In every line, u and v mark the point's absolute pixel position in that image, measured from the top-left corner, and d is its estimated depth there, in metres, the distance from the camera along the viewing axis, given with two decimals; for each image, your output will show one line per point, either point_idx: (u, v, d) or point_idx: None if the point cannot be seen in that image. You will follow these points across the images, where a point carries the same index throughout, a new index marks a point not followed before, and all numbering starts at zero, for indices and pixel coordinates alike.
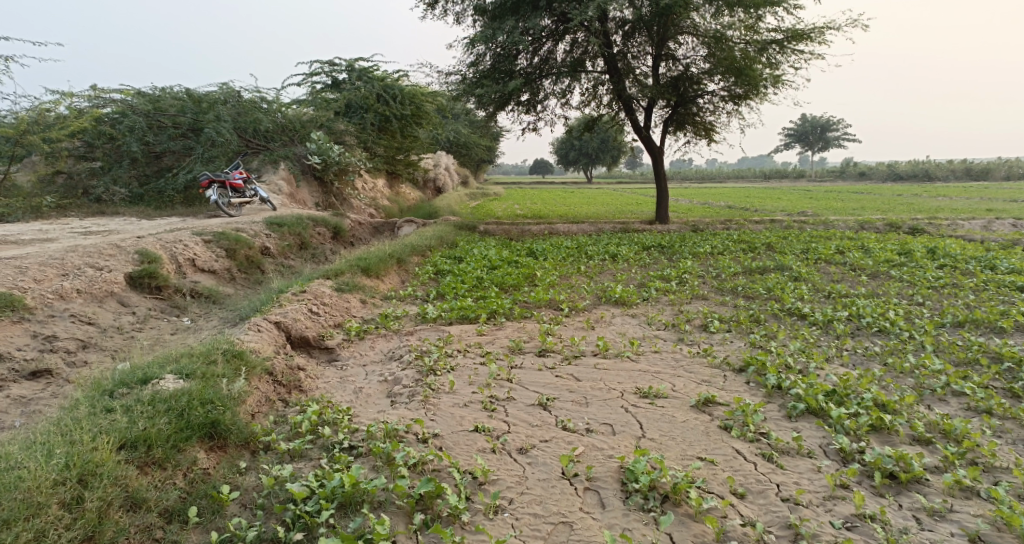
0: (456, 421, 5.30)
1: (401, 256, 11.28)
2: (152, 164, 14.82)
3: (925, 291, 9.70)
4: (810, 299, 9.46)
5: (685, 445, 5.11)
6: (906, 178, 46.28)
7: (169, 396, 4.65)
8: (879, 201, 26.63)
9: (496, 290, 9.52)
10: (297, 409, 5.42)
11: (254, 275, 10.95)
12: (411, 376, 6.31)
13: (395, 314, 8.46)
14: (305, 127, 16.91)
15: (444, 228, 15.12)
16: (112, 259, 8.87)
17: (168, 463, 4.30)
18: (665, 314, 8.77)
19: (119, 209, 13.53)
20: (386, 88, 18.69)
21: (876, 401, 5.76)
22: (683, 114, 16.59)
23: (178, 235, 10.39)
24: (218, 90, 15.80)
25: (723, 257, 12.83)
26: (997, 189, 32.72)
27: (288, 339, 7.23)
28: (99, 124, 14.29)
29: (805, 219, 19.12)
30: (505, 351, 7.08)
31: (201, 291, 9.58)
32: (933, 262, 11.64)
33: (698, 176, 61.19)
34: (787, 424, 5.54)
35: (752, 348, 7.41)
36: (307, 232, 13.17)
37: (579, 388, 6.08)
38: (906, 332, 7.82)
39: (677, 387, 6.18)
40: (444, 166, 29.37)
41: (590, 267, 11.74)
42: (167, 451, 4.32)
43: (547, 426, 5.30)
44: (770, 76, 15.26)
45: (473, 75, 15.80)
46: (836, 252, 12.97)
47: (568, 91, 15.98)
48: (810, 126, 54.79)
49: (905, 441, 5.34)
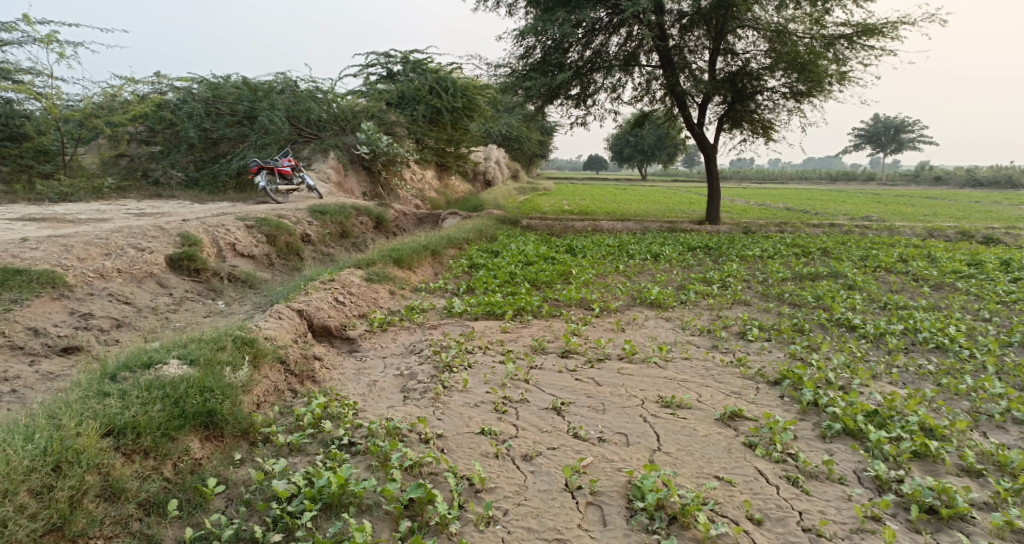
0: (464, 422, 5.12)
1: (437, 248, 11.15)
2: (209, 150, 15.06)
3: (992, 306, 9.02)
4: (862, 310, 8.91)
5: (702, 461, 4.82)
6: (985, 184, 43.87)
7: (167, 382, 4.64)
8: (953, 209, 25.28)
9: (528, 287, 9.28)
10: (304, 401, 5.33)
11: (293, 262, 10.97)
12: (427, 372, 6.15)
13: (422, 307, 8.32)
14: (358, 117, 16.96)
15: (486, 222, 14.95)
16: (155, 240, 8.98)
17: (156, 452, 4.29)
18: (702, 320, 8.38)
19: (174, 191, 13.78)
20: (440, 80, 18.52)
21: (921, 424, 5.31)
22: (740, 111, 15.96)
23: (222, 219, 10.49)
24: (276, 78, 15.99)
25: (773, 261, 12.28)
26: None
27: (310, 328, 7.15)
28: (160, 109, 14.62)
29: (868, 225, 18.22)
30: (527, 350, 6.84)
31: (238, 276, 9.61)
32: (1005, 276, 10.85)
33: (759, 176, 59.48)
34: (819, 445, 5.16)
35: (791, 360, 6.99)
36: (350, 221, 13.17)
37: (597, 393, 5.81)
38: (966, 350, 7.26)
39: (702, 398, 5.84)
40: (496, 159, 29.21)
41: (630, 266, 11.37)
42: (156, 440, 4.31)
43: (558, 433, 5.07)
44: (836, 73, 14.52)
45: (523, 68, 15.53)
46: (898, 261, 12.25)
47: (620, 86, 15.54)
48: (883, 127, 52.53)
49: (951, 471, 4.89)
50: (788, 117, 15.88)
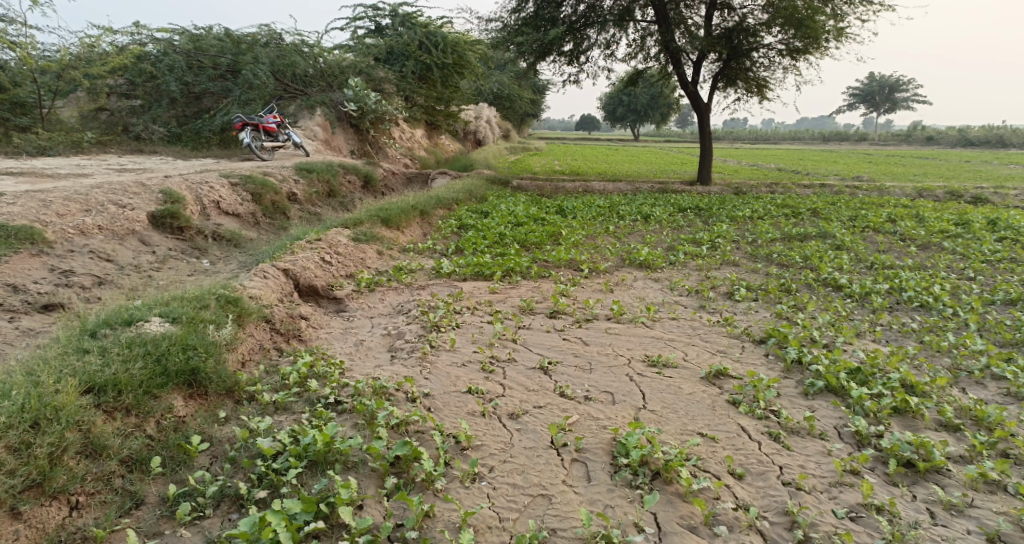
0: (450, 381, 5.13)
1: (425, 208, 11.04)
2: (192, 105, 14.74)
3: (978, 265, 9.06)
4: (850, 270, 8.93)
5: (686, 419, 4.86)
6: (976, 144, 43.85)
7: (149, 340, 4.60)
8: (943, 169, 25.28)
9: (517, 247, 9.23)
10: (290, 360, 5.31)
11: (279, 221, 10.84)
12: (414, 331, 6.14)
13: (409, 267, 8.27)
14: (344, 73, 16.43)
15: (475, 181, 14.81)
16: (136, 197, 8.83)
17: (139, 409, 4.27)
18: (690, 280, 8.38)
19: (157, 147, 13.51)
20: (429, 35, 18.03)
21: (903, 382, 5.36)
22: (735, 69, 15.75)
23: (205, 176, 10.32)
24: (259, 31, 15.48)
25: (762, 222, 12.27)
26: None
27: (296, 287, 7.11)
28: (140, 62, 14.24)
29: (858, 185, 18.19)
30: (515, 310, 6.83)
31: (223, 235, 9.49)
32: (992, 235, 10.89)
33: (751, 136, 59.16)
34: (802, 402, 5.20)
35: (777, 320, 7.02)
36: (337, 180, 13.00)
37: (584, 353, 5.83)
38: (950, 308, 7.31)
39: (689, 357, 5.88)
40: (486, 118, 28.83)
41: (620, 227, 11.33)
42: (138, 397, 4.29)
43: (544, 392, 5.09)
44: (833, 29, 14.31)
45: (515, 22, 15.29)
46: (887, 220, 12.27)
47: (614, 42, 15.26)
48: (876, 86, 52.15)
49: (930, 427, 4.94)
50: (783, 75, 15.69)
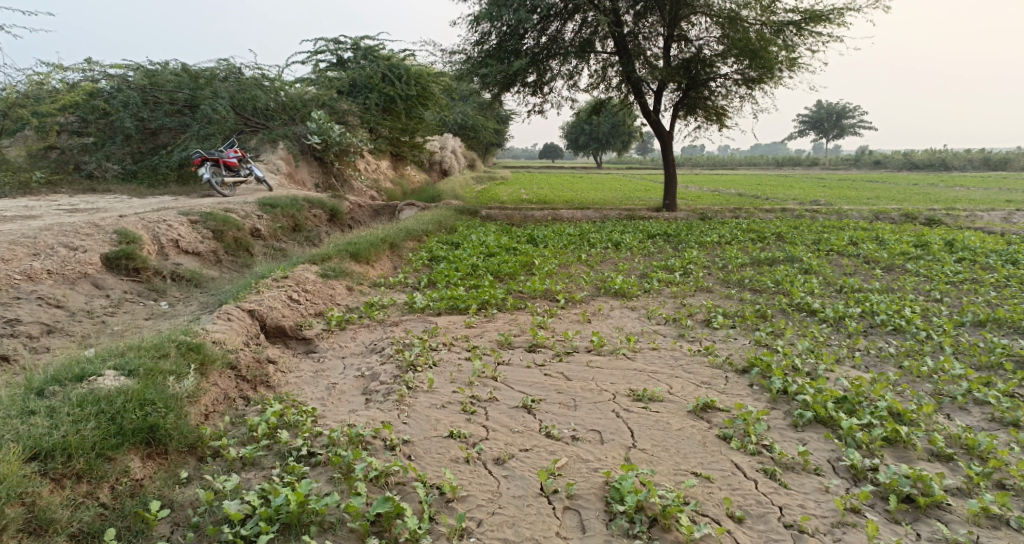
0: (429, 426, 4.87)
1: (395, 241, 10.78)
2: (148, 141, 14.34)
3: (943, 286, 9.14)
4: (820, 294, 8.92)
5: (678, 457, 4.67)
6: (922, 167, 45.33)
7: (103, 396, 4.26)
8: (894, 192, 25.96)
9: (491, 279, 9.03)
10: (258, 409, 5.01)
11: (242, 258, 10.48)
12: (390, 372, 5.86)
13: (381, 303, 7.99)
14: (307, 106, 16.22)
15: (444, 213, 14.62)
16: (89, 239, 8.43)
17: (91, 474, 3.93)
18: (666, 308, 8.26)
19: (111, 185, 13.06)
20: (392, 67, 18.00)
21: (890, 409, 5.25)
22: (694, 98, 15.95)
23: (163, 214, 9.94)
24: (218, 65, 15.20)
25: (730, 247, 12.29)
26: (1013, 181, 31.94)
27: (262, 328, 6.79)
28: (93, 98, 13.83)
29: (817, 209, 18.50)
30: (492, 345, 6.60)
31: (183, 274, 9.11)
32: (951, 256, 11.06)
33: (709, 162, 60.35)
34: (792, 434, 5.05)
35: (757, 347, 6.90)
36: (302, 215, 12.69)
37: (568, 389, 5.62)
38: (923, 331, 7.29)
39: (674, 390, 5.71)
40: (451, 148, 28.78)
41: (592, 256, 11.22)
42: (90, 462, 3.95)
43: (530, 433, 4.86)
44: (786, 59, 14.58)
45: (479, 55, 15.20)
46: (849, 243, 12.41)
47: (576, 73, 15.33)
48: (825, 113, 53.77)
49: (923, 457, 4.82)
50: (741, 103, 15.94)
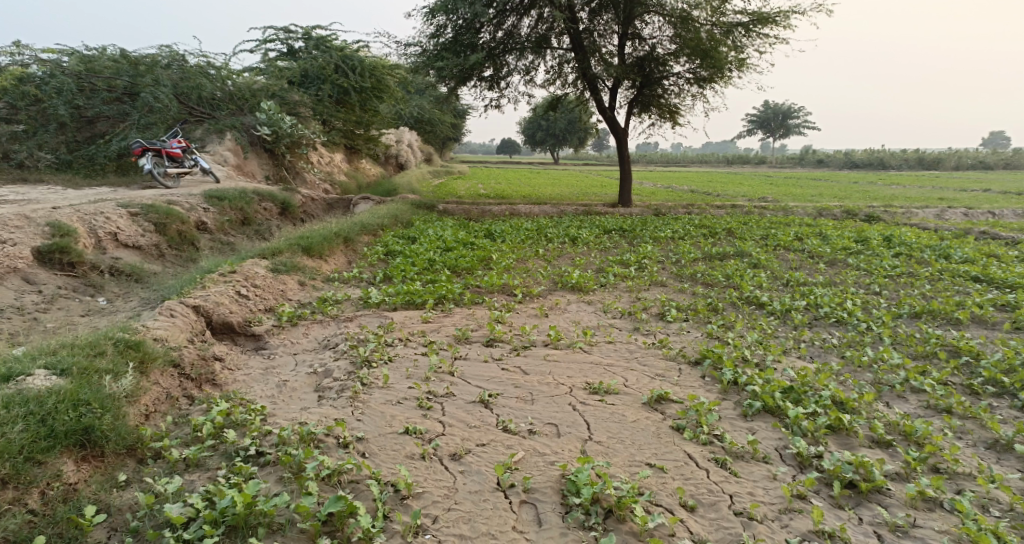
0: (382, 422, 4.77)
1: (348, 235, 10.57)
2: (84, 130, 13.75)
3: (883, 280, 9.41)
4: (769, 288, 9.09)
5: (633, 449, 4.68)
6: (863, 166, 46.87)
7: (32, 397, 4.03)
8: (836, 189, 26.71)
9: (447, 274, 8.93)
10: (203, 408, 4.83)
11: (187, 252, 10.14)
12: (343, 368, 5.72)
13: (334, 298, 7.82)
14: (256, 96, 15.81)
15: (399, 206, 14.42)
16: (19, 231, 8.02)
17: (19, 480, 3.72)
18: (622, 302, 8.30)
19: (44, 176, 12.47)
20: (345, 59, 17.74)
21: (834, 398, 5.36)
22: (648, 95, 16.09)
23: (101, 206, 9.53)
24: (160, 52, 14.63)
25: (683, 242, 12.45)
26: (946, 180, 33.25)
27: (208, 324, 6.57)
28: (24, 84, 13.18)
29: (765, 205, 18.90)
30: (449, 340, 6.51)
31: (122, 269, 8.76)
32: (890, 251, 11.42)
33: (662, 159, 61.20)
34: (743, 424, 5.11)
35: (709, 339, 6.99)
36: (251, 208, 12.35)
37: (524, 383, 5.58)
38: (865, 323, 7.48)
39: (630, 383, 5.72)
40: (406, 142, 28.48)
41: (548, 250, 11.21)
42: (18, 466, 3.74)
43: (487, 427, 4.80)
44: (735, 60, 14.82)
45: (434, 48, 15.00)
46: (795, 239, 12.70)
47: (532, 68, 15.29)
48: (771, 113, 55.04)
49: (865, 444, 4.93)
50: (693, 102, 16.14)
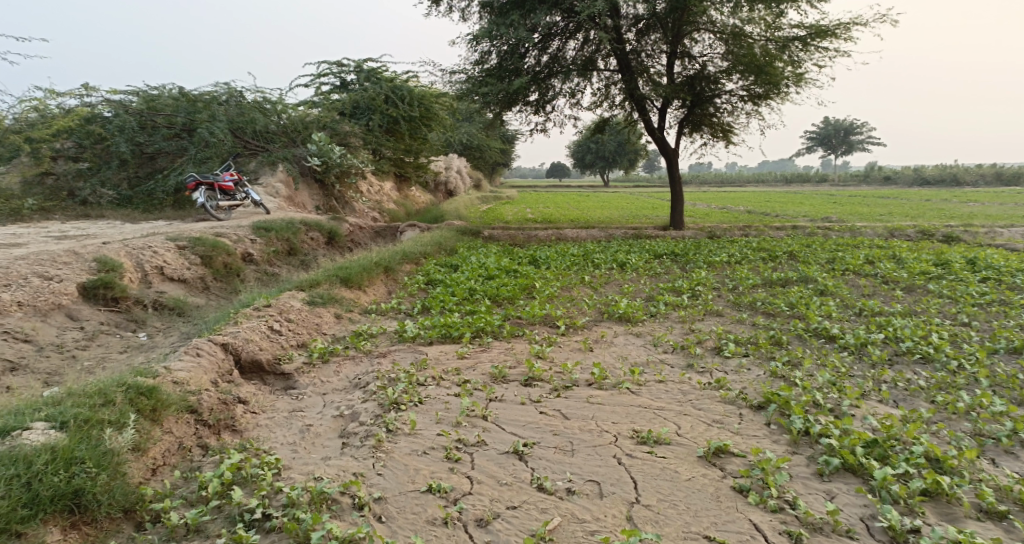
0: (406, 480, 4.40)
1: (389, 264, 10.28)
2: (145, 166, 13.93)
3: (971, 309, 8.54)
4: (839, 318, 8.33)
5: (688, 516, 4.17)
6: (933, 183, 44.78)
7: (21, 456, 3.93)
8: (906, 208, 25.36)
9: (487, 304, 8.51)
10: (215, 461, 4.57)
11: (232, 284, 9.98)
12: (370, 412, 5.32)
13: (369, 332, 7.46)
14: (308, 128, 15.86)
15: (444, 234, 14.14)
16: (66, 267, 7.95)
17: None
18: (674, 334, 7.70)
19: (104, 211, 12.65)
20: (395, 89, 17.53)
21: (926, 454, 4.65)
22: (700, 115, 15.46)
23: (149, 240, 9.47)
24: (218, 88, 14.84)
25: (741, 267, 11.75)
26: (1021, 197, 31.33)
27: (237, 363, 6.29)
28: (89, 123, 13.48)
29: (830, 225, 17.93)
30: (485, 380, 6.04)
31: (165, 303, 8.61)
32: (975, 276, 10.47)
33: (716, 179, 59.91)
34: (819, 485, 4.47)
35: (774, 379, 6.33)
36: (297, 238, 12.21)
37: (564, 430, 5.07)
38: (955, 360, 6.70)
39: (683, 431, 5.14)
40: (455, 168, 28.38)
41: (595, 278, 10.70)
42: None
43: (520, 486, 4.39)
44: (792, 75, 14.09)
45: (479, 74, 14.74)
46: (867, 262, 11.83)
47: (579, 91, 14.90)
48: (833, 129, 53.23)
49: (973, 515, 4.22)
50: (747, 120, 15.43)
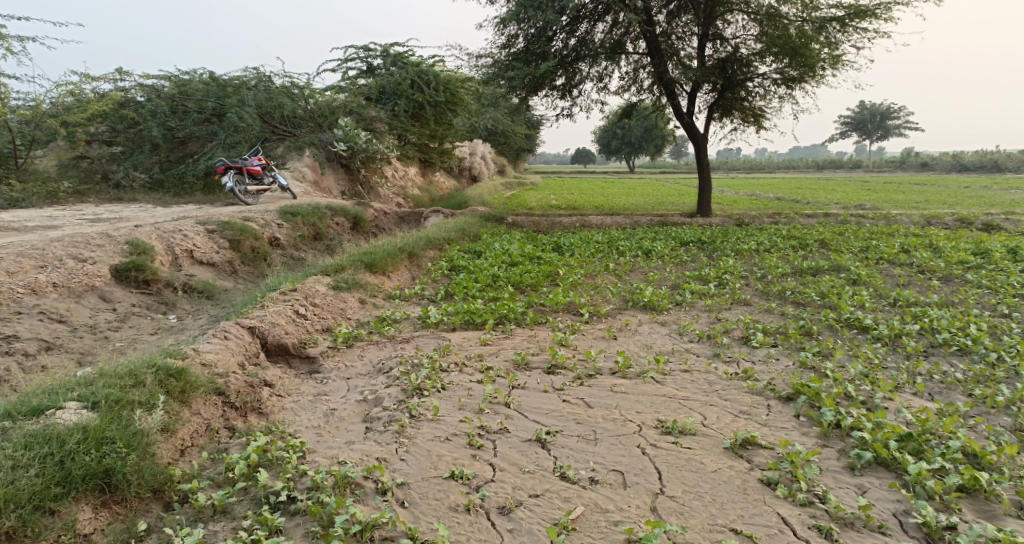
0: (428, 466, 4.41)
1: (413, 250, 10.30)
2: (176, 150, 14.09)
3: (1010, 300, 8.30)
4: (872, 308, 8.16)
5: (714, 508, 4.13)
6: (971, 170, 43.62)
7: (54, 435, 4.00)
8: (944, 195, 24.73)
9: (512, 291, 8.48)
10: (242, 443, 4.63)
11: (260, 268, 10.08)
12: (394, 397, 5.34)
13: (393, 317, 7.48)
14: (335, 113, 15.90)
15: (469, 220, 14.12)
16: (99, 250, 8.08)
17: (29, 530, 3.68)
18: (700, 324, 7.60)
19: (136, 195, 12.84)
20: (421, 74, 17.49)
21: (964, 448, 4.57)
22: (730, 99, 15.19)
23: (179, 223, 9.59)
24: (247, 73, 14.92)
25: (770, 256, 11.56)
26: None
27: (263, 346, 6.35)
28: (122, 107, 13.66)
29: (863, 213, 17.55)
30: (508, 367, 6.02)
31: (195, 286, 8.73)
32: (1015, 266, 10.17)
33: (745, 165, 59.01)
34: (849, 480, 4.40)
35: (803, 371, 6.22)
36: (324, 222, 12.28)
37: (587, 418, 5.04)
38: (993, 354, 6.52)
39: (709, 422, 5.08)
40: (481, 154, 28.32)
41: (621, 265, 10.60)
42: (25, 517, 3.69)
43: (543, 474, 4.38)
44: (828, 57, 13.75)
45: (505, 58, 14.61)
46: (901, 251, 11.56)
47: (607, 75, 14.71)
48: (868, 114, 52.03)
49: (1011, 513, 4.12)
50: (780, 103, 15.12)
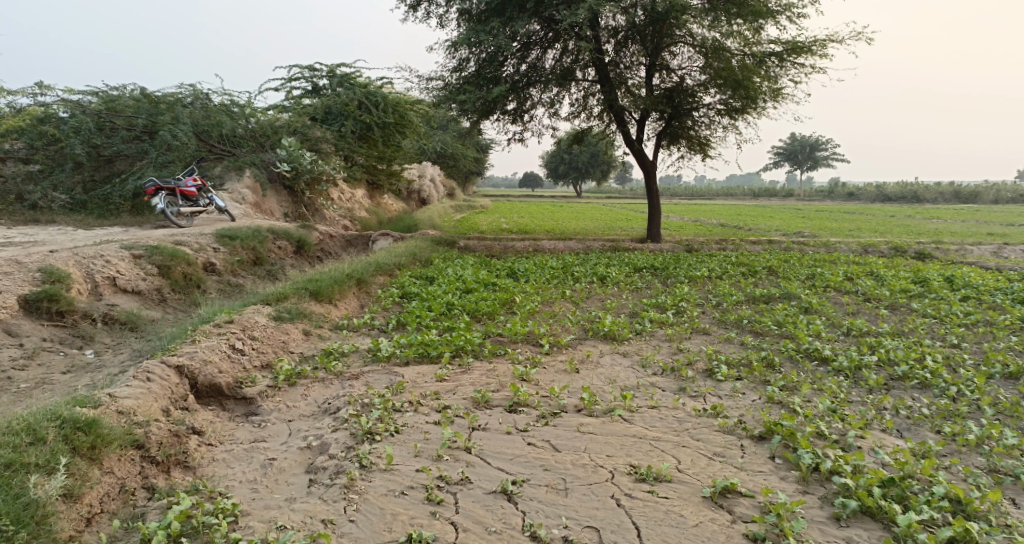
0: (382, 528, 3.99)
1: (361, 276, 9.74)
2: (102, 169, 13.16)
3: (958, 330, 8.31)
4: (829, 337, 8.01)
5: None
6: (896, 199, 45.57)
7: None
8: (874, 223, 25.55)
9: (466, 320, 8.03)
10: (162, 506, 4.10)
11: (192, 296, 9.33)
12: (341, 443, 4.80)
13: (340, 350, 6.91)
14: (278, 132, 15.20)
15: (419, 244, 13.62)
16: (6, 278, 7.28)
17: None
18: (662, 355, 7.29)
19: (56, 217, 11.87)
20: (369, 95, 17.06)
21: (947, 495, 4.39)
22: (677, 127, 15.20)
23: (102, 248, 8.82)
24: (183, 90, 14.14)
25: (722, 283, 11.44)
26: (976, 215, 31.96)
27: (193, 387, 5.72)
28: (42, 123, 12.70)
29: (805, 240, 17.82)
30: (467, 406, 5.54)
31: (118, 316, 7.95)
32: (956, 294, 10.31)
33: (687, 193, 60.27)
34: (836, 532, 4.18)
35: (772, 406, 5.94)
36: (264, 246, 11.58)
37: (556, 464, 4.61)
38: (954, 387, 6.40)
39: (684, 466, 4.71)
40: (429, 176, 27.86)
41: (576, 291, 10.28)
42: None
43: (511, 535, 4.00)
44: (769, 90, 13.91)
45: (456, 81, 14.27)
46: (846, 279, 11.62)
47: (557, 101, 14.53)
48: (799, 145, 53.88)
49: None
50: (724, 133, 15.23)
